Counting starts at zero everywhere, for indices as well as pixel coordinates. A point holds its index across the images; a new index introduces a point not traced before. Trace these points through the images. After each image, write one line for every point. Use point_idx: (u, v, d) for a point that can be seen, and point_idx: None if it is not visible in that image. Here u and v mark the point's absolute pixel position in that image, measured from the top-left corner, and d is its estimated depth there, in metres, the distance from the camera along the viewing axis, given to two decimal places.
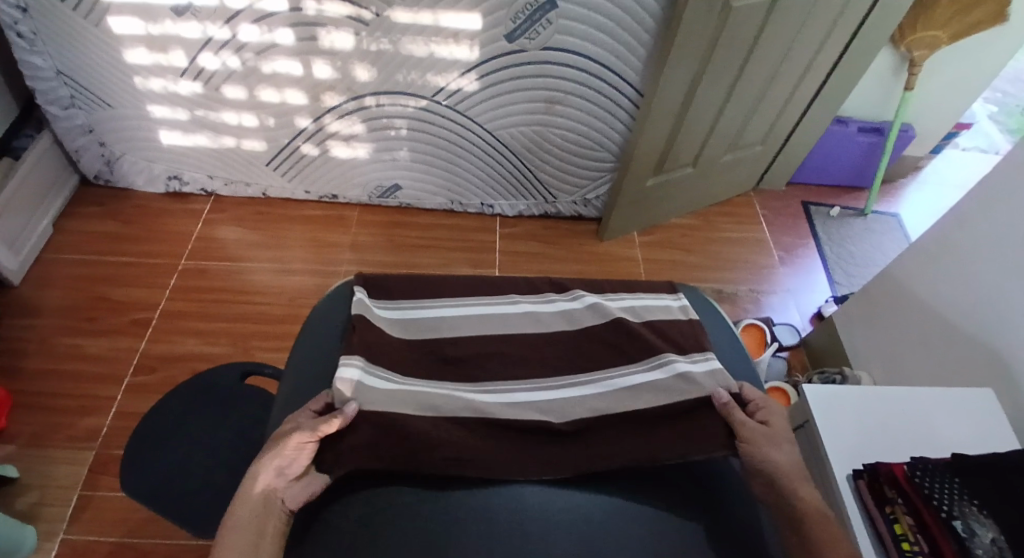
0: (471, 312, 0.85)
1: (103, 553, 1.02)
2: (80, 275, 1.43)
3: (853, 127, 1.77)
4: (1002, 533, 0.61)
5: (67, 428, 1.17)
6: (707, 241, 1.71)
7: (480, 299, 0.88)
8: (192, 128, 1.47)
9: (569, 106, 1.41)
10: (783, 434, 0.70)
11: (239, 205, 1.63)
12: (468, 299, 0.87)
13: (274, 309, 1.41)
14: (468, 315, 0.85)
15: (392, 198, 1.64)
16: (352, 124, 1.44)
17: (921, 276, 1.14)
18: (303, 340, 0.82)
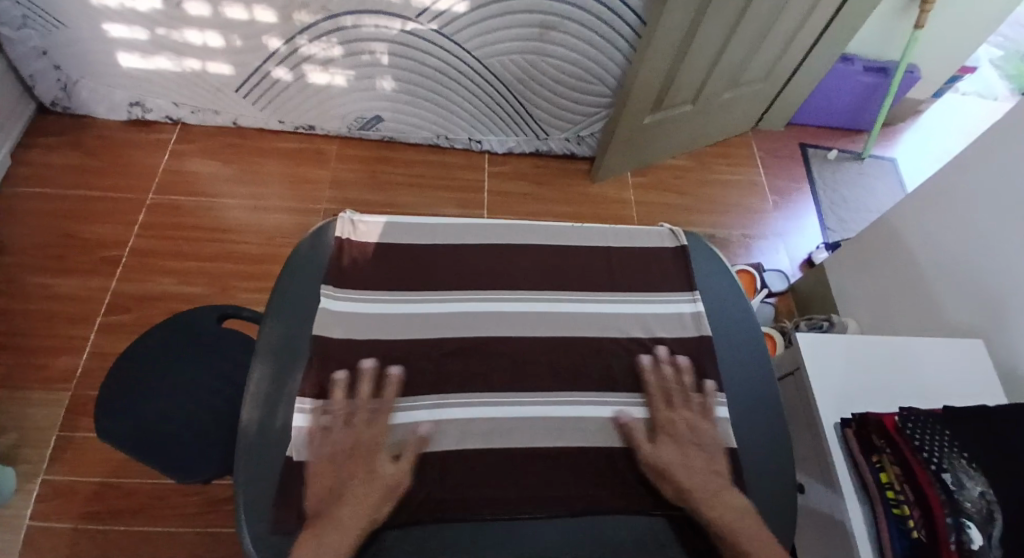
0: (449, 307, 0.77)
1: (88, 493, 1.02)
2: (43, 210, 1.34)
3: (858, 66, 1.69)
4: (990, 486, 0.62)
5: (41, 369, 1.13)
6: (702, 183, 1.66)
7: (467, 242, 0.84)
8: (153, 49, 1.33)
9: (566, 32, 1.30)
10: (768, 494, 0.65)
11: (210, 136, 1.53)
12: (458, 287, 0.79)
13: (252, 249, 1.35)
14: (460, 308, 0.77)
15: (374, 131, 1.54)
16: (330, 47, 1.32)
17: (916, 224, 1.12)
18: (273, 309, 0.73)
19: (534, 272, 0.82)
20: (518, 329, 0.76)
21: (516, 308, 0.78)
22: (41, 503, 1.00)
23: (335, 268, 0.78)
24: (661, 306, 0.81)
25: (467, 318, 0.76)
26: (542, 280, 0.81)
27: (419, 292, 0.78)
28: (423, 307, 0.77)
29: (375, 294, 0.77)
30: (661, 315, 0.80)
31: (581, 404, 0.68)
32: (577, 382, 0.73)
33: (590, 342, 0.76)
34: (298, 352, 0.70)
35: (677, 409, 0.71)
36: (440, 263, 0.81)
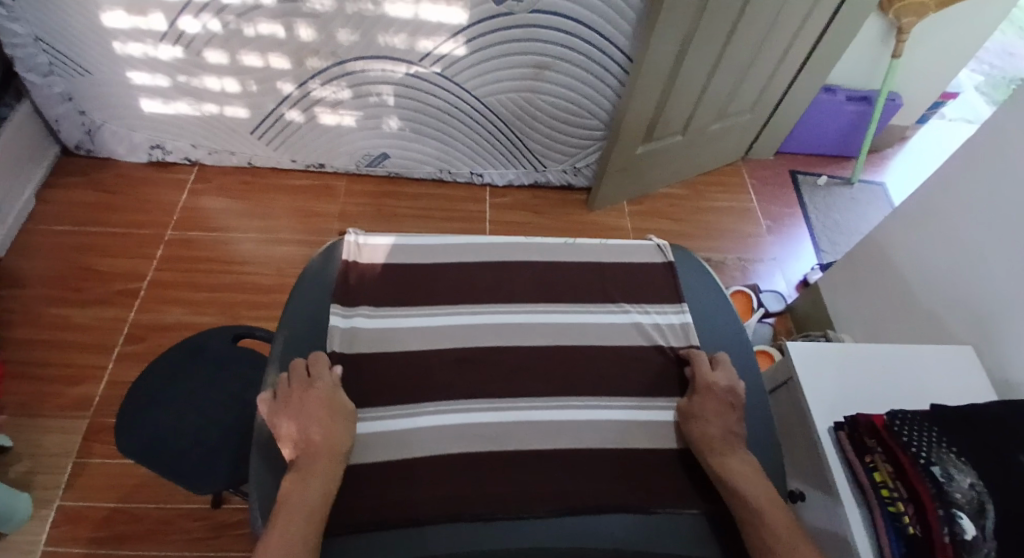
0: (453, 319, 0.81)
1: (98, 517, 1.03)
2: (66, 246, 1.41)
3: (841, 96, 1.77)
4: (979, 478, 0.64)
5: (58, 397, 1.17)
6: (696, 209, 1.72)
7: (469, 261, 0.88)
8: (175, 95, 1.43)
9: (559, 71, 1.39)
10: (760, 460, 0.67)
11: (225, 174, 1.61)
12: (461, 301, 0.83)
13: (264, 279, 1.40)
14: (463, 320, 0.81)
15: (380, 167, 1.62)
16: (339, 90, 1.41)
17: (903, 239, 1.15)
18: (286, 324, 0.77)
19: (530, 286, 0.86)
20: (515, 341, 0.79)
21: (511, 317, 0.82)
22: (53, 528, 1.01)
23: (346, 287, 0.82)
24: (651, 317, 0.85)
25: (468, 329, 0.80)
26: (538, 294, 0.85)
27: (423, 307, 0.82)
28: (429, 320, 0.81)
29: (384, 309, 0.81)
30: (651, 324, 0.83)
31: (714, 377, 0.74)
32: (569, 387, 0.76)
33: (584, 350, 0.80)
34: None
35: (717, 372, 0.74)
36: (444, 279, 0.86)
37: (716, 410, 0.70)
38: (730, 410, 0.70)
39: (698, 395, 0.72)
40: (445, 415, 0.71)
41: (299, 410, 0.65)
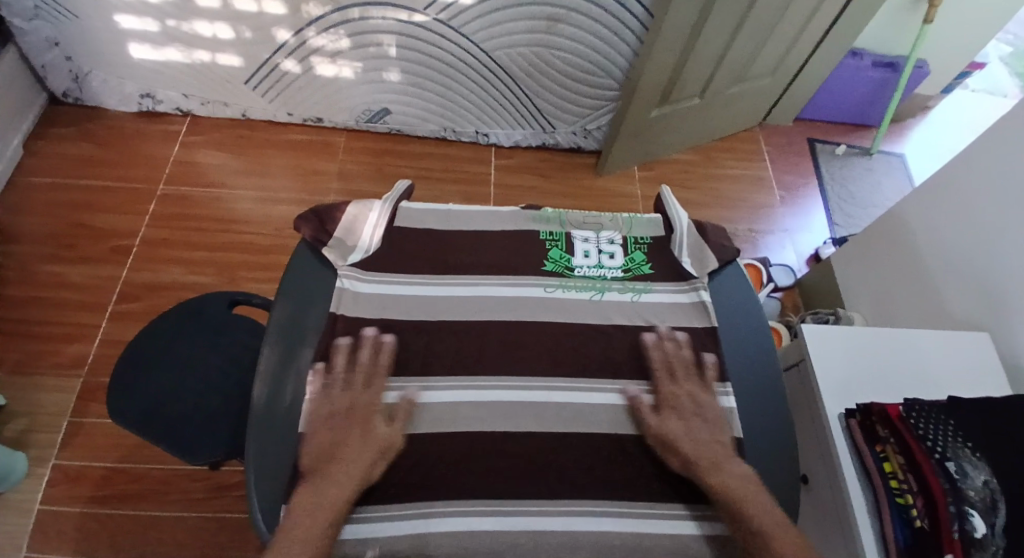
0: (461, 293, 0.79)
1: (96, 478, 1.03)
2: (56, 200, 1.35)
3: (868, 60, 1.68)
4: (993, 475, 0.63)
5: (53, 355, 1.15)
6: (708, 177, 1.66)
7: (478, 234, 0.85)
8: (164, 40, 1.35)
9: (573, 25, 1.31)
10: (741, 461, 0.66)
11: (218, 127, 1.54)
12: (470, 273, 0.81)
13: (260, 239, 1.36)
14: (475, 293, 0.79)
15: (381, 123, 1.55)
16: (338, 40, 1.33)
17: (923, 217, 1.11)
18: (284, 292, 0.74)
19: (540, 262, 0.84)
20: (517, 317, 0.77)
21: (520, 291, 0.80)
22: (52, 487, 1.01)
23: (358, 252, 0.79)
24: (668, 294, 0.82)
25: (475, 303, 0.78)
26: (544, 270, 0.83)
27: (433, 276, 0.80)
28: (438, 292, 0.78)
29: (396, 277, 0.79)
30: (663, 303, 0.81)
31: (674, 389, 0.71)
32: (575, 368, 0.74)
33: (594, 331, 0.77)
34: (308, 338, 0.71)
35: (681, 383, 0.72)
36: (453, 252, 0.83)
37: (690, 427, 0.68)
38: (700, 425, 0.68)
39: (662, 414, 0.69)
40: (454, 392, 0.70)
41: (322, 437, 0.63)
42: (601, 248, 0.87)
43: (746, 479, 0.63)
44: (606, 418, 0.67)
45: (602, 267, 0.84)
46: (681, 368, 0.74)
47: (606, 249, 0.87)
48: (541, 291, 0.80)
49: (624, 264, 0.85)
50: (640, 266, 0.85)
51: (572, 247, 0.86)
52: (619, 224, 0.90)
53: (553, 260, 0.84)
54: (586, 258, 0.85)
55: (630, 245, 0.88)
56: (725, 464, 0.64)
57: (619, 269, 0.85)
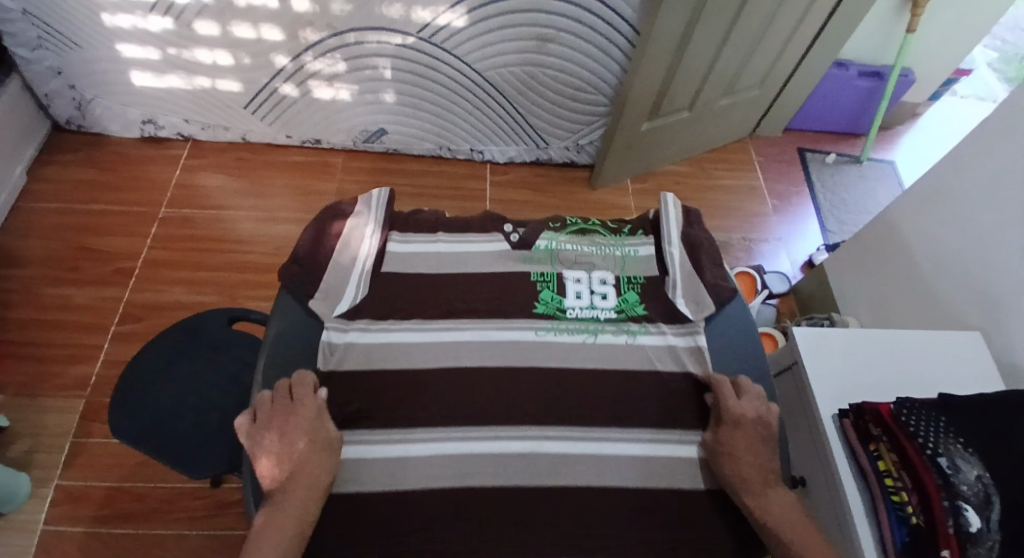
0: (459, 338, 0.83)
1: (99, 497, 1.04)
2: (59, 224, 1.38)
3: (853, 70, 1.72)
4: (986, 470, 0.63)
5: (56, 376, 1.16)
6: (701, 188, 1.69)
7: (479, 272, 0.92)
8: (166, 68, 1.39)
9: (562, 44, 1.34)
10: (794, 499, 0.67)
11: (219, 150, 1.57)
12: (471, 312, 0.86)
13: (261, 258, 1.38)
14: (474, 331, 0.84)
15: (378, 143, 1.58)
16: (335, 63, 1.37)
17: (914, 220, 1.12)
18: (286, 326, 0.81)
19: (533, 303, 0.88)
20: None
21: (518, 336, 0.84)
22: (54, 508, 1.02)
23: (344, 302, 0.84)
24: (663, 338, 0.85)
25: (474, 338, 0.83)
26: (537, 312, 0.87)
27: (435, 315, 0.85)
28: (440, 331, 0.83)
29: (402, 316, 0.85)
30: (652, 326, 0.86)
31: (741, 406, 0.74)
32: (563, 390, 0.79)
33: (587, 374, 0.81)
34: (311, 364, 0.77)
35: (747, 403, 0.74)
36: (453, 298, 0.88)
37: (748, 444, 0.71)
38: (761, 445, 0.71)
39: (725, 429, 0.72)
40: (456, 420, 0.75)
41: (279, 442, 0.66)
42: (592, 288, 0.91)
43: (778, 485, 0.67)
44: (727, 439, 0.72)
45: (594, 308, 0.88)
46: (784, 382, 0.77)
47: (598, 290, 0.91)
48: (532, 334, 0.84)
49: (617, 305, 0.89)
50: (632, 307, 0.89)
51: (564, 287, 0.90)
52: (610, 264, 0.94)
53: (546, 301, 0.88)
54: (578, 300, 0.89)
55: (623, 285, 0.92)
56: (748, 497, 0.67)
57: (612, 309, 0.88)
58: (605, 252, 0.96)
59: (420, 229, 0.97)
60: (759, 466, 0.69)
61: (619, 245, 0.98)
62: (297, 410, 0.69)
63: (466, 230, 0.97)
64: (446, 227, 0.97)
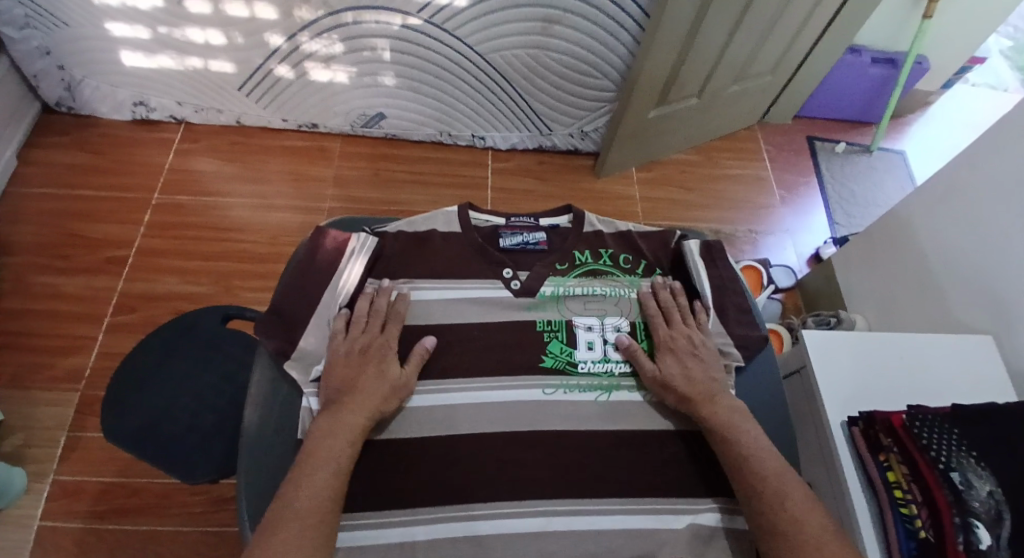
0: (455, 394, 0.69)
1: (94, 492, 1.03)
2: (50, 211, 1.35)
3: (867, 57, 1.67)
4: (998, 486, 0.62)
5: (49, 368, 1.14)
6: (708, 178, 1.65)
7: (471, 273, 0.79)
8: (157, 48, 1.33)
9: (569, 26, 1.29)
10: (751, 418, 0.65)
11: (213, 134, 1.53)
12: (473, 294, 0.77)
13: (257, 247, 1.35)
14: (480, 309, 0.76)
15: (377, 128, 1.54)
16: (332, 44, 1.32)
17: (925, 217, 1.09)
18: (274, 325, 0.71)
19: (538, 358, 0.73)
20: (512, 319, 0.76)
21: (515, 399, 0.69)
22: (49, 502, 1.01)
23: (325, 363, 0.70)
24: None
25: (478, 314, 0.76)
26: (544, 368, 0.72)
27: (441, 283, 0.78)
28: (447, 300, 0.77)
29: (407, 284, 0.78)
30: None
31: (671, 332, 0.74)
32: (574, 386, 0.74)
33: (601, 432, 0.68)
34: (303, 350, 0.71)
35: (677, 327, 0.75)
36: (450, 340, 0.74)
37: (688, 368, 0.70)
38: (698, 365, 0.70)
39: (662, 354, 0.72)
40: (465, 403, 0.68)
41: (371, 382, 0.65)
42: (606, 336, 0.76)
43: (757, 434, 0.63)
44: (684, 359, 0.71)
45: (608, 361, 0.74)
46: (680, 315, 0.76)
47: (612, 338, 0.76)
48: (539, 393, 0.70)
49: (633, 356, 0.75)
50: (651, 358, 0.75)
51: (574, 338, 0.75)
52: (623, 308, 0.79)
53: (553, 355, 0.74)
54: (591, 351, 0.75)
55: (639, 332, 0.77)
56: (742, 419, 0.65)
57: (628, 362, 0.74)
58: (620, 291, 0.80)
59: (412, 270, 0.79)
60: (704, 381, 0.69)
61: (635, 283, 0.81)
62: (371, 351, 0.69)
63: (458, 266, 0.79)
64: (442, 265, 0.79)
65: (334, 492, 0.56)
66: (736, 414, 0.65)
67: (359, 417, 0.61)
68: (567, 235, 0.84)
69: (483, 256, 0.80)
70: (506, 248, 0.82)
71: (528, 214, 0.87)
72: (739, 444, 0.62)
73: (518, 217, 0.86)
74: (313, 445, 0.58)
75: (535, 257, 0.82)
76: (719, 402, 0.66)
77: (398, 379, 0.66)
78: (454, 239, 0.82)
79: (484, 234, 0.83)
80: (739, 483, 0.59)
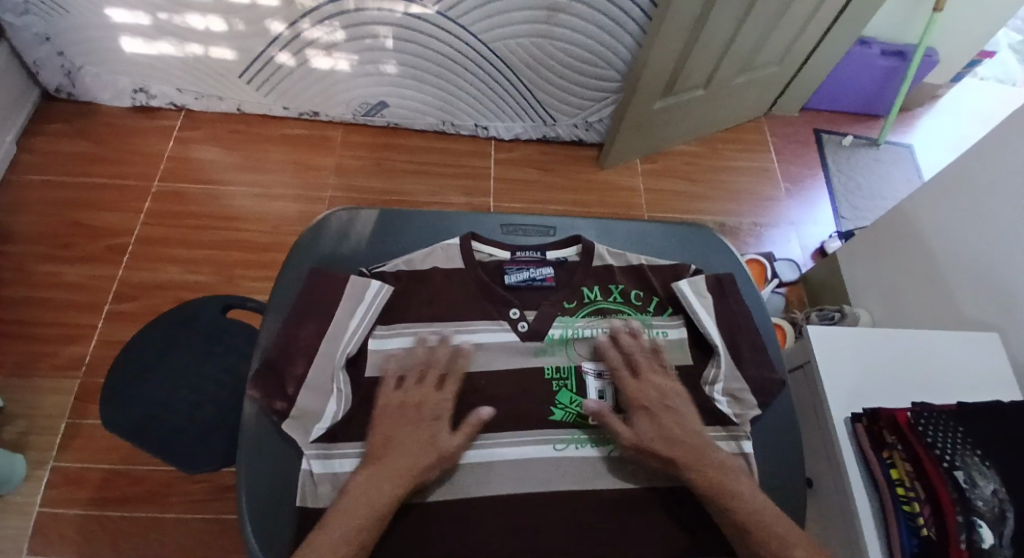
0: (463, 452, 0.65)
1: (96, 480, 1.03)
2: (50, 199, 1.34)
3: (876, 49, 1.64)
4: (1003, 485, 0.61)
5: (50, 356, 1.14)
6: (713, 170, 1.63)
7: (475, 310, 0.75)
8: (157, 34, 1.32)
9: (574, 15, 1.27)
10: (747, 476, 0.61)
11: (214, 122, 1.51)
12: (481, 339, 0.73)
13: (258, 236, 1.35)
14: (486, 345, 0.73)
15: (379, 117, 1.52)
16: (333, 32, 1.30)
17: (933, 211, 1.08)
18: (265, 384, 0.66)
19: (548, 408, 0.70)
20: (522, 365, 0.72)
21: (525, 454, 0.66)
22: (51, 489, 1.01)
23: (324, 421, 0.65)
24: None
25: (485, 356, 0.72)
26: (554, 421, 0.69)
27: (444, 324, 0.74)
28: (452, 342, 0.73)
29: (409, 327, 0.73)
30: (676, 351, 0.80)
31: (639, 384, 0.68)
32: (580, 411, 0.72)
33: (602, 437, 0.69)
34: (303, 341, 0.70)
35: (644, 376, 0.69)
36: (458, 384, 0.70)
37: (665, 425, 0.64)
38: (674, 420, 0.65)
39: (635, 411, 0.65)
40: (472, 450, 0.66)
41: (415, 444, 0.60)
42: None
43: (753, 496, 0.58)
44: (658, 416, 0.65)
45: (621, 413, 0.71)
46: (646, 361, 0.71)
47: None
48: (550, 450, 0.67)
49: None
50: None
51: (585, 387, 0.72)
52: None
53: (563, 406, 0.70)
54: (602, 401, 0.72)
55: None
56: (732, 475, 0.60)
57: None
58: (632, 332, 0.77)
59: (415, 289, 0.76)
60: (686, 437, 0.63)
61: (648, 321, 0.79)
62: (421, 407, 0.63)
63: (463, 305, 0.75)
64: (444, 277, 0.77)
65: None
66: (731, 473, 0.60)
67: (399, 479, 0.56)
68: (575, 269, 0.81)
69: (487, 295, 0.76)
70: (511, 285, 0.79)
71: (534, 246, 0.84)
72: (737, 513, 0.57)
73: (523, 250, 0.83)
74: (335, 514, 0.53)
75: (543, 296, 0.79)
76: (708, 459, 0.61)
77: (447, 446, 0.61)
78: (456, 274, 0.77)
79: (489, 270, 0.80)
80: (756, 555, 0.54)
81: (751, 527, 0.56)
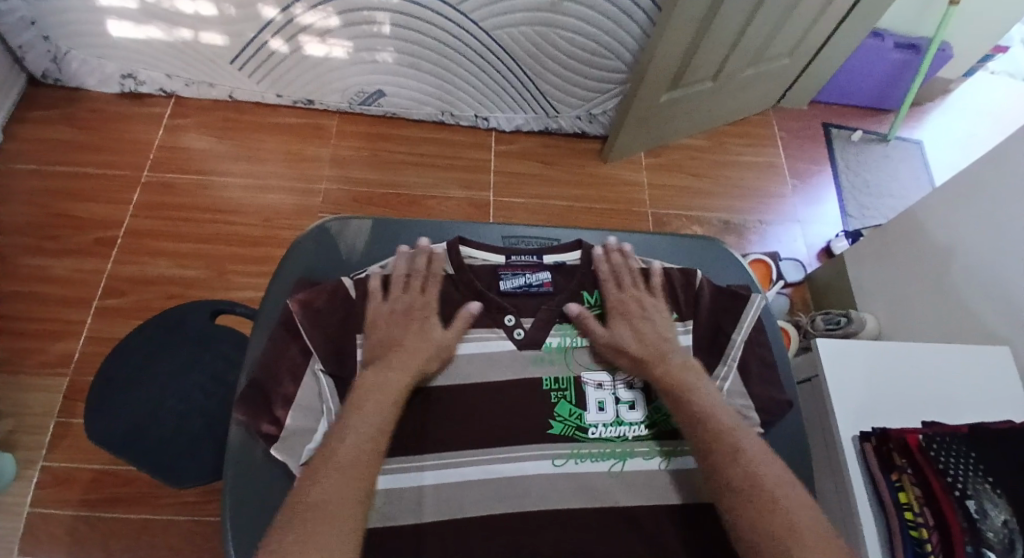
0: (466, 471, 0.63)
1: (86, 480, 1.01)
2: (36, 188, 1.30)
3: (889, 42, 1.59)
4: (1014, 514, 0.59)
5: (38, 352, 1.12)
6: (719, 164, 1.59)
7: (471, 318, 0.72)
8: (145, 18, 1.26)
9: (579, 3, 1.22)
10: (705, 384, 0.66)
11: (205, 109, 1.46)
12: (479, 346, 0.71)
13: (251, 229, 1.31)
14: (483, 354, 0.71)
15: (376, 106, 1.48)
16: (327, 17, 1.24)
17: (943, 216, 1.05)
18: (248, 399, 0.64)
19: (546, 420, 0.68)
20: (519, 376, 0.70)
21: (524, 469, 0.64)
22: (41, 489, 1.00)
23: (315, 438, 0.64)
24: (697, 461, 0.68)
25: (481, 366, 0.70)
26: (552, 435, 0.67)
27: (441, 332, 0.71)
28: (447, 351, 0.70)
29: None
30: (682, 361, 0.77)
31: (622, 296, 0.74)
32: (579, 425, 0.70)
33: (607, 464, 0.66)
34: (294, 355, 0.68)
35: (626, 290, 0.74)
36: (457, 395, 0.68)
37: (634, 330, 0.71)
38: (645, 329, 0.71)
39: (610, 318, 0.72)
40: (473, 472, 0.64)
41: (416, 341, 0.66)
42: (618, 395, 0.72)
43: (707, 393, 0.64)
44: (635, 323, 0.71)
45: (620, 425, 0.69)
46: (631, 277, 0.76)
47: (624, 397, 0.71)
48: (549, 465, 0.65)
49: (646, 417, 0.71)
50: (666, 419, 0.71)
51: (584, 398, 0.70)
52: None
53: (562, 419, 0.68)
54: (601, 413, 0.70)
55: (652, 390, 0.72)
56: (692, 377, 0.66)
57: (642, 425, 0.70)
58: None
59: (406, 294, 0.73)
60: (655, 343, 0.70)
61: None
62: (421, 316, 0.69)
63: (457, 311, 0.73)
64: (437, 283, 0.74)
65: (364, 480, 0.53)
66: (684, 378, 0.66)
67: (386, 410, 0.58)
68: (575, 274, 0.78)
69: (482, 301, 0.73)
70: (505, 292, 0.75)
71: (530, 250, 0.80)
72: (690, 404, 0.62)
73: (518, 254, 0.79)
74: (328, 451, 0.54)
75: (541, 301, 0.75)
76: (670, 363, 0.67)
77: (442, 341, 0.68)
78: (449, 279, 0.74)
79: (484, 277, 0.76)
80: (703, 457, 0.58)
81: (697, 423, 0.61)
